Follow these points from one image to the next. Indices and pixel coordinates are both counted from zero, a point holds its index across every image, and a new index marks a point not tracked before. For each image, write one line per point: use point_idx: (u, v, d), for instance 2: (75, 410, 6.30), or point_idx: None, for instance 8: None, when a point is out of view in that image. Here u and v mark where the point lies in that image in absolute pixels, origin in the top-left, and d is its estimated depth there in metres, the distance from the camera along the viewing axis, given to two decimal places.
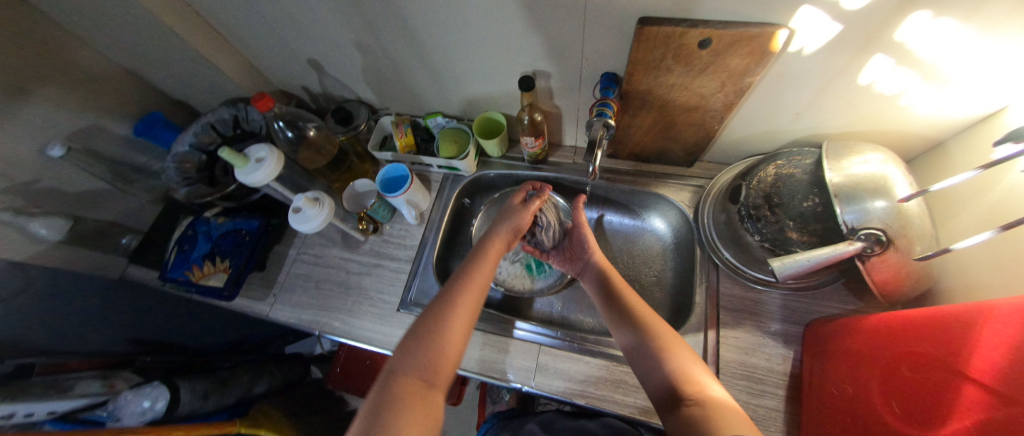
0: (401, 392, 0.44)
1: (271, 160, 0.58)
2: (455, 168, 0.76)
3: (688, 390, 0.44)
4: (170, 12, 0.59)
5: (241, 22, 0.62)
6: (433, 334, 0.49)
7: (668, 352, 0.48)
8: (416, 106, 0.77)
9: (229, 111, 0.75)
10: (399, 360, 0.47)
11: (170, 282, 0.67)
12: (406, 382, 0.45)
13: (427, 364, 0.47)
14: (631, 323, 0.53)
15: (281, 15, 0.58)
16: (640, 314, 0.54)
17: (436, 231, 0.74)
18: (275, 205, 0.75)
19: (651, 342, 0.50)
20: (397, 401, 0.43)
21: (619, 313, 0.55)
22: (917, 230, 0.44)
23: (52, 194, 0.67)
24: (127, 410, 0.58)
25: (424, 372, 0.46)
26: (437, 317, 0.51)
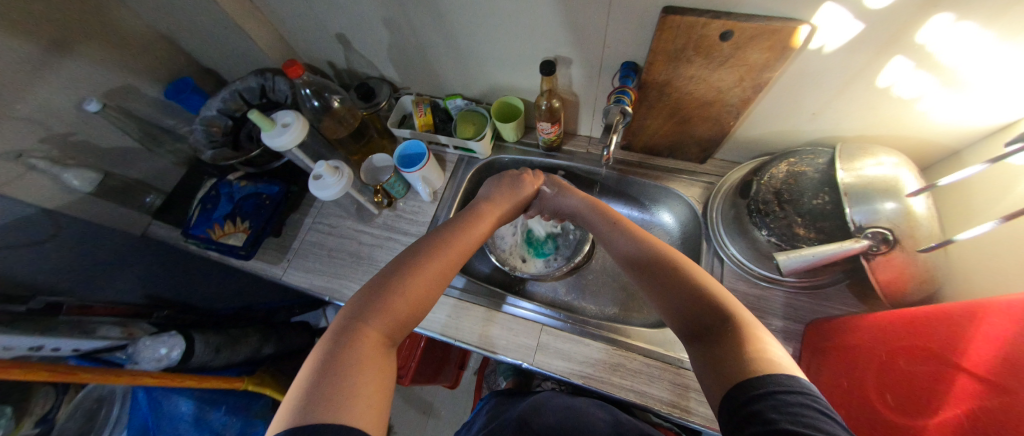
0: (363, 350, 0.41)
1: (296, 126, 0.60)
2: (470, 150, 0.78)
3: (709, 317, 0.43)
4: None
5: None
6: (402, 287, 0.47)
7: (693, 286, 0.46)
8: (437, 87, 0.78)
9: (257, 81, 0.77)
10: (350, 316, 0.44)
11: (192, 238, 0.70)
12: (366, 339, 0.42)
13: (392, 320, 0.45)
14: (659, 263, 0.50)
15: None
16: (665, 252, 0.52)
17: (448, 210, 0.76)
18: (295, 174, 0.77)
19: (672, 276, 0.48)
20: (351, 358, 0.40)
21: (648, 254, 0.52)
22: (925, 231, 0.44)
23: (86, 148, 0.69)
24: (145, 355, 0.61)
25: (381, 330, 0.44)
26: (396, 277, 0.48)
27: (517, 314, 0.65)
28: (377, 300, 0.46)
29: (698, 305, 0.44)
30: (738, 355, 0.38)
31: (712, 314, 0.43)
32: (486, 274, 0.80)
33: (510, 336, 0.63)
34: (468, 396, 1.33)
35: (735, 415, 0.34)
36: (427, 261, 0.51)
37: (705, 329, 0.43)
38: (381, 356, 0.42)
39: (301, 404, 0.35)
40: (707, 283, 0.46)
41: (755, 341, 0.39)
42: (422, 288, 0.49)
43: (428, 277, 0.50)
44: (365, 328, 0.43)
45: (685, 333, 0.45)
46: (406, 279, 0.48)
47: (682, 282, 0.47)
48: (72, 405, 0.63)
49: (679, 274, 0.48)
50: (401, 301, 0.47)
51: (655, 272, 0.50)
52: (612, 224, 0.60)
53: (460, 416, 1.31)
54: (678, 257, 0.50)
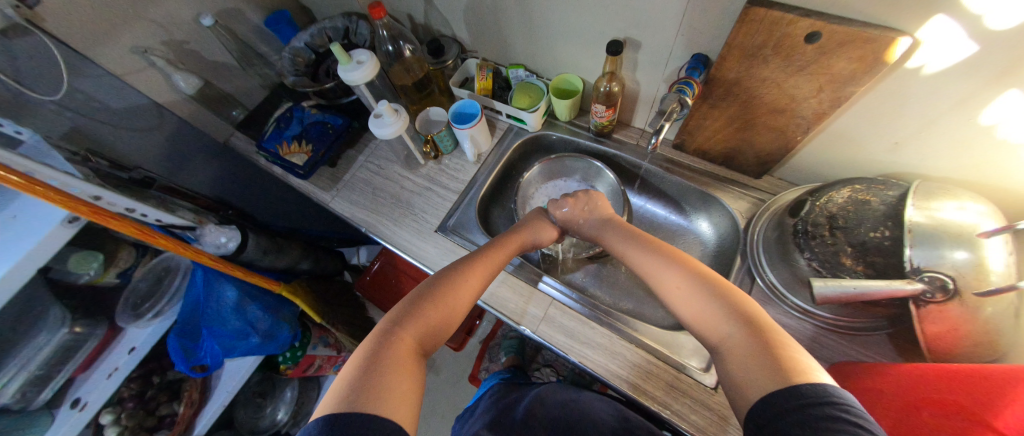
0: (398, 353, 0.45)
1: (369, 64, 0.64)
2: (522, 121, 0.79)
3: (722, 328, 0.44)
4: None
5: None
6: (434, 297, 0.52)
7: (725, 296, 0.46)
8: (502, 54, 0.80)
9: (343, 23, 0.83)
10: (391, 320, 0.49)
11: (263, 151, 0.78)
12: (402, 342, 0.46)
13: (422, 325, 0.49)
14: (681, 288, 0.50)
15: None
16: (697, 265, 0.52)
17: (488, 174, 0.78)
18: (360, 112, 0.84)
19: (701, 284, 0.49)
20: (389, 359, 0.44)
21: (673, 274, 0.52)
22: (1000, 276, 0.40)
23: (195, 57, 0.80)
24: (209, 239, 0.71)
25: (415, 336, 0.48)
26: (429, 291, 0.52)
27: (539, 288, 0.66)
28: (414, 309, 0.50)
29: (718, 322, 0.45)
30: (753, 380, 0.38)
31: (730, 329, 0.43)
32: (536, 261, 0.78)
33: (520, 300, 0.66)
34: (467, 364, 1.38)
35: (768, 428, 0.34)
36: (461, 277, 0.55)
37: (720, 344, 0.44)
38: (412, 360, 0.45)
39: (342, 396, 0.39)
40: (727, 310, 0.45)
41: (779, 367, 0.37)
42: (446, 304, 0.52)
43: (458, 294, 0.53)
44: (400, 333, 0.47)
45: (711, 346, 0.46)
46: (438, 293, 0.52)
47: (714, 291, 0.47)
48: (146, 267, 0.75)
49: (699, 301, 0.47)
50: (435, 308, 0.51)
51: (676, 293, 0.50)
52: (632, 247, 0.59)
53: (457, 379, 1.36)
54: (703, 283, 0.49)
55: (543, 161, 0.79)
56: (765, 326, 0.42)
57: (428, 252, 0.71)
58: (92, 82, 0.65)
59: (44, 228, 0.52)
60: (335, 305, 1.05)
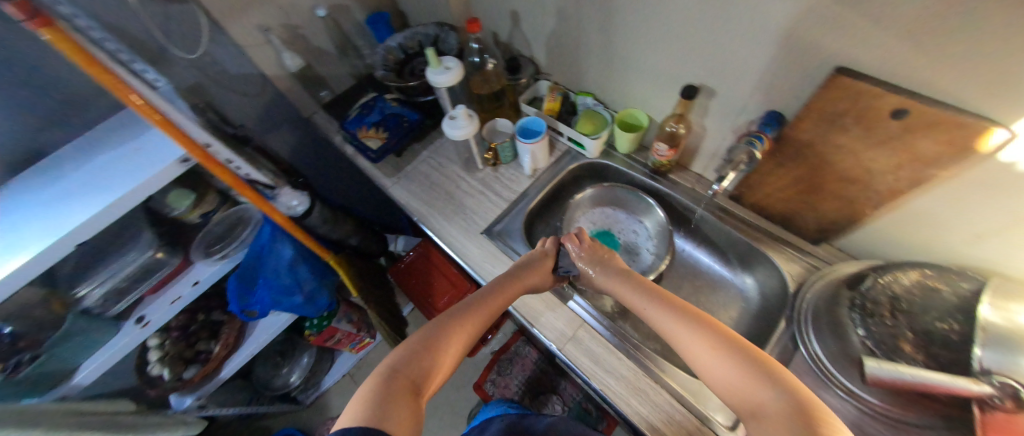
0: (400, 389, 0.45)
1: (455, 71, 0.71)
2: (582, 146, 0.82)
3: (755, 396, 0.42)
4: None
5: None
6: (437, 337, 0.53)
7: (750, 364, 0.44)
8: (574, 81, 0.85)
9: (435, 31, 0.91)
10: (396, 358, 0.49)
11: (345, 131, 0.86)
12: (405, 380, 0.46)
13: (425, 364, 0.49)
14: (705, 346, 0.48)
15: None
16: (714, 325, 0.50)
17: (540, 189, 0.82)
18: (435, 111, 0.90)
19: (721, 344, 0.47)
20: (392, 395, 0.43)
21: (693, 331, 0.50)
22: None
23: (304, 41, 0.90)
24: (282, 199, 0.77)
25: (417, 373, 0.48)
26: (432, 332, 0.53)
27: (569, 306, 0.67)
28: (417, 349, 0.50)
29: (750, 389, 0.43)
30: None
31: (765, 394, 0.41)
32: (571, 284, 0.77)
33: (551, 315, 0.67)
34: (475, 372, 1.38)
35: None
36: (463, 317, 0.56)
37: (754, 412, 0.41)
38: (414, 397, 0.45)
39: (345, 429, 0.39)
40: (747, 377, 0.43)
41: None
42: (449, 342, 0.53)
43: (460, 335, 0.55)
44: (403, 371, 0.47)
45: (744, 413, 0.43)
46: (441, 333, 0.53)
47: (739, 355, 0.45)
48: (223, 214, 0.82)
49: (716, 360, 0.46)
50: (438, 347, 0.52)
51: (697, 352, 0.48)
52: (650, 294, 0.58)
53: (463, 383, 1.37)
54: (723, 348, 0.47)
55: (598, 186, 0.81)
56: (805, 401, 0.39)
57: (471, 251, 0.74)
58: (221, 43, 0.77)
59: (162, 162, 0.61)
60: (368, 284, 1.10)
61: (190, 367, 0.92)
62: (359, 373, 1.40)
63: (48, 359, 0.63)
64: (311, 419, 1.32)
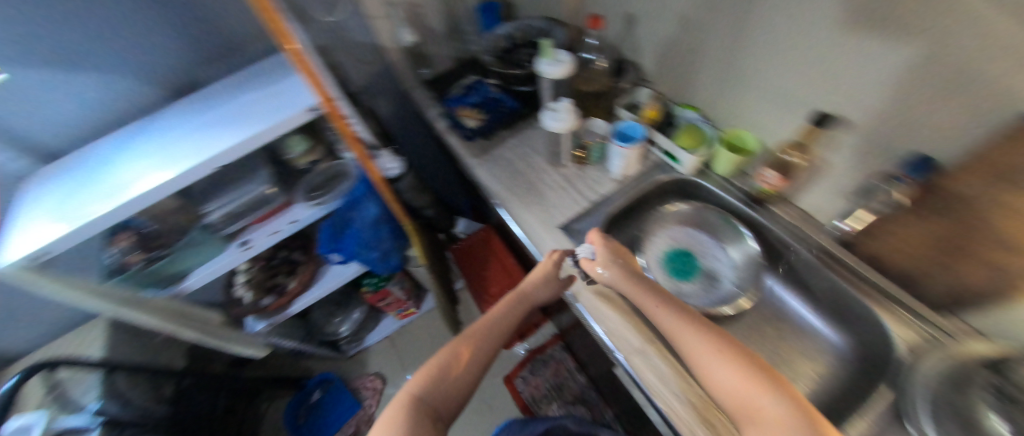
0: (420, 416, 0.54)
1: (564, 66, 0.71)
2: (676, 159, 0.79)
3: (749, 400, 0.43)
4: None
5: None
6: (452, 364, 0.60)
7: (745, 369, 0.45)
8: (679, 91, 0.82)
9: (544, 25, 0.93)
10: (416, 387, 0.57)
11: (446, 107, 0.94)
12: (424, 408, 0.55)
13: (441, 390, 0.58)
14: (705, 344, 0.49)
15: None
16: (712, 327, 0.51)
17: (625, 195, 0.80)
18: (530, 101, 0.92)
19: (718, 344, 0.48)
20: (412, 424, 0.52)
21: (693, 330, 0.51)
22: None
23: (420, 19, 0.97)
24: (383, 160, 0.82)
25: (434, 401, 0.56)
26: (447, 357, 0.61)
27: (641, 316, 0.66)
28: (433, 377, 0.58)
29: (747, 392, 0.44)
30: None
31: (762, 400, 0.43)
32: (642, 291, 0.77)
33: (619, 323, 0.65)
34: (505, 366, 1.37)
35: None
36: (475, 343, 0.63)
37: (750, 414, 0.43)
38: (430, 424, 0.54)
39: None
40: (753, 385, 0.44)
41: None
42: (463, 368, 0.61)
43: (471, 359, 0.62)
44: (421, 400, 0.56)
45: (738, 412, 0.44)
46: (455, 360, 0.61)
47: (736, 358, 0.47)
48: (326, 166, 0.88)
49: (722, 361, 0.47)
50: (451, 373, 0.59)
51: (694, 350, 0.49)
52: (656, 292, 0.58)
53: (495, 373, 1.37)
54: (721, 348, 0.48)
55: (690, 204, 0.79)
56: (802, 413, 0.41)
57: (546, 243, 0.75)
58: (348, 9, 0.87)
59: (292, 112, 0.69)
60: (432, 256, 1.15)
61: (267, 296, 1.02)
62: (399, 338, 1.47)
63: (173, 257, 0.76)
64: (350, 370, 1.41)
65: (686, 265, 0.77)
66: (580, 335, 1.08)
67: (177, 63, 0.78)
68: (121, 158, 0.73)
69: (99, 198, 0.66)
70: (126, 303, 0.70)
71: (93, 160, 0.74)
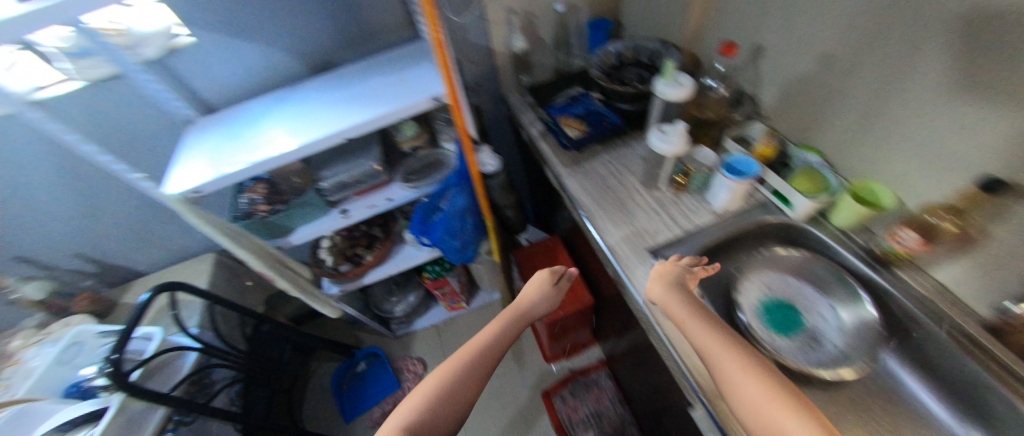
0: None
1: (685, 89, 0.69)
2: (789, 202, 0.73)
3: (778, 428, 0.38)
4: None
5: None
6: (450, 388, 0.56)
7: (778, 393, 0.40)
8: (798, 129, 0.77)
9: (657, 46, 0.93)
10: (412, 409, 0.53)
11: (547, 113, 0.97)
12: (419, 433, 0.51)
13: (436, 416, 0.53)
14: (737, 364, 0.44)
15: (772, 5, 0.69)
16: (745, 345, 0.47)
17: (723, 229, 0.76)
18: (634, 119, 0.91)
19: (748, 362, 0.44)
20: None
21: (721, 344, 0.47)
22: None
23: (533, 29, 1.03)
24: (484, 157, 0.85)
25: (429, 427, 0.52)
26: (446, 378, 0.57)
27: None
28: (428, 401, 0.54)
29: (775, 417, 0.38)
30: None
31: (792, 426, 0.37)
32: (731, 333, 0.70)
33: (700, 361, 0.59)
34: (545, 380, 1.34)
35: None
36: (475, 364, 0.60)
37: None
38: None
39: None
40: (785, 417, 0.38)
41: None
42: (463, 389, 0.57)
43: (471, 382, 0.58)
44: (415, 424, 0.52)
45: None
46: (455, 381, 0.57)
47: (768, 379, 0.42)
48: (426, 153, 0.95)
49: (755, 388, 0.41)
50: (448, 397, 0.55)
51: (724, 368, 0.45)
52: (687, 299, 0.54)
53: (532, 385, 1.34)
54: (753, 367, 0.43)
55: (804, 253, 0.74)
56: None
57: (631, 263, 0.73)
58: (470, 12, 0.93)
59: (418, 99, 0.75)
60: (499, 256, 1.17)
61: (344, 264, 1.09)
62: (445, 328, 1.50)
63: (284, 214, 0.83)
64: (395, 348, 1.46)
65: (787, 319, 0.70)
66: (630, 371, 1.07)
67: (323, 43, 0.88)
68: (265, 119, 0.83)
69: (244, 151, 0.76)
70: (238, 241, 0.78)
71: (242, 118, 0.85)
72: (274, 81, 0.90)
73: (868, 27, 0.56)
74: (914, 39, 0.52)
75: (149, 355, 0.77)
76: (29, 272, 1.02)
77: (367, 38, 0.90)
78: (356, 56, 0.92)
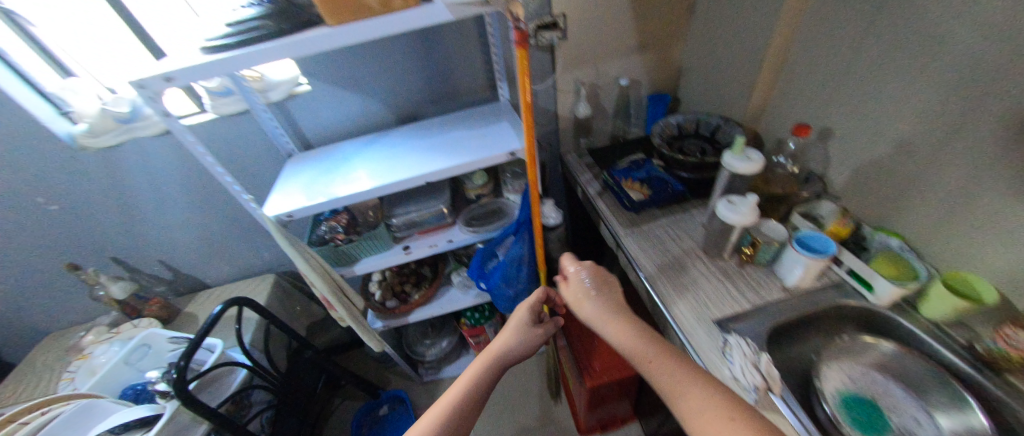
0: None
1: (757, 162, 0.72)
2: (869, 286, 0.69)
3: None
4: (753, 58, 0.88)
5: (793, 83, 0.82)
6: None
7: None
8: (872, 211, 0.75)
9: (719, 121, 0.97)
10: None
11: (609, 175, 1.01)
12: None
13: None
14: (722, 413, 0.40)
15: (833, 93, 0.74)
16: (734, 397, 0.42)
17: (797, 308, 0.71)
18: (696, 187, 0.93)
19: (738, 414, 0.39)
20: None
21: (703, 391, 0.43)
22: None
23: (596, 99, 1.13)
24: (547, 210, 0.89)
25: None
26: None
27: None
28: None
29: None
30: None
31: None
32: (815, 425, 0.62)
33: None
34: None
35: None
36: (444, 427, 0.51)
37: None
38: None
39: None
40: (726, 409, 0.40)
41: None
42: None
43: None
44: None
45: None
46: None
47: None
48: (489, 201, 1.00)
49: (685, 381, 0.45)
50: None
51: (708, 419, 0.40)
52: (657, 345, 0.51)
53: None
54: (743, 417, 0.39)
55: (896, 345, 0.67)
56: None
57: (695, 334, 0.69)
58: (542, 81, 1.05)
59: (494, 153, 0.81)
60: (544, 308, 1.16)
61: (391, 299, 1.12)
62: None
63: (356, 244, 0.89)
64: (420, 394, 1.41)
65: (874, 418, 0.61)
66: None
67: (413, 98, 1.00)
68: (355, 160, 0.92)
69: (334, 185, 0.84)
70: (314, 268, 0.83)
71: (336, 155, 0.95)
72: (365, 126, 1.02)
73: (939, 121, 0.58)
74: (989, 133, 0.52)
75: (208, 366, 0.81)
76: (119, 271, 1.14)
77: (451, 96, 1.02)
78: (439, 111, 1.04)
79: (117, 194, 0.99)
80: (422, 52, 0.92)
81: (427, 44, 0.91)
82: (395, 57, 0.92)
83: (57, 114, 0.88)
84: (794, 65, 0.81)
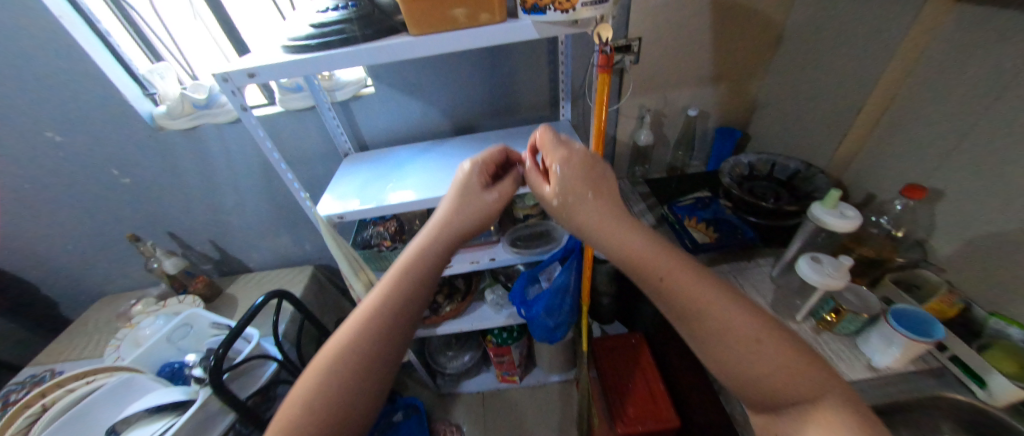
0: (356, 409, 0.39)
1: (854, 222, 0.63)
2: (980, 380, 0.58)
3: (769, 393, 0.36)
4: (848, 103, 0.80)
5: (897, 136, 0.73)
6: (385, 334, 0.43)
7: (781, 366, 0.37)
8: (984, 291, 0.64)
9: (799, 166, 0.89)
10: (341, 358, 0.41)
11: (669, 210, 0.95)
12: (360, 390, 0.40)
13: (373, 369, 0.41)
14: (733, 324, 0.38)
15: (946, 153, 0.65)
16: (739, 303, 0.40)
17: (884, 394, 0.61)
18: (767, 236, 0.85)
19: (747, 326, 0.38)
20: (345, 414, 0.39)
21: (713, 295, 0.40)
22: None
23: (659, 128, 1.07)
24: None
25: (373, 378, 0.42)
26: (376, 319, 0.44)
27: None
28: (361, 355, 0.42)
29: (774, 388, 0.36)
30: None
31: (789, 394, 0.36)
32: None
33: None
34: None
35: None
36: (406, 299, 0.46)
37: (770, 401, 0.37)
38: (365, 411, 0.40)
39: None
40: (735, 327, 0.38)
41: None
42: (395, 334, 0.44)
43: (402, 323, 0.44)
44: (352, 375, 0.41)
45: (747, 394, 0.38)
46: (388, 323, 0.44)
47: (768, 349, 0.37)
48: (535, 222, 0.97)
49: (694, 285, 0.41)
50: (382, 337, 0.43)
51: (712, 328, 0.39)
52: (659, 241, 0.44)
53: None
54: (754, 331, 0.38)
55: None
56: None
57: None
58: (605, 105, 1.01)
59: None
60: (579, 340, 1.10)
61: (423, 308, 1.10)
62: (490, 400, 1.38)
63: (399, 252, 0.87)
64: (435, 407, 1.37)
65: None
66: None
67: (472, 110, 0.99)
68: (409, 168, 0.91)
69: (387, 191, 0.83)
70: (357, 273, 0.82)
71: (393, 160, 0.95)
72: (423, 133, 1.02)
73: None
74: None
75: (241, 358, 0.80)
76: (174, 246, 1.19)
77: (511, 112, 1.00)
78: (496, 125, 1.02)
79: (183, 174, 1.03)
80: (489, 66, 0.91)
81: (495, 58, 0.89)
82: (462, 68, 0.91)
83: (142, 94, 0.92)
84: (899, 116, 0.73)
